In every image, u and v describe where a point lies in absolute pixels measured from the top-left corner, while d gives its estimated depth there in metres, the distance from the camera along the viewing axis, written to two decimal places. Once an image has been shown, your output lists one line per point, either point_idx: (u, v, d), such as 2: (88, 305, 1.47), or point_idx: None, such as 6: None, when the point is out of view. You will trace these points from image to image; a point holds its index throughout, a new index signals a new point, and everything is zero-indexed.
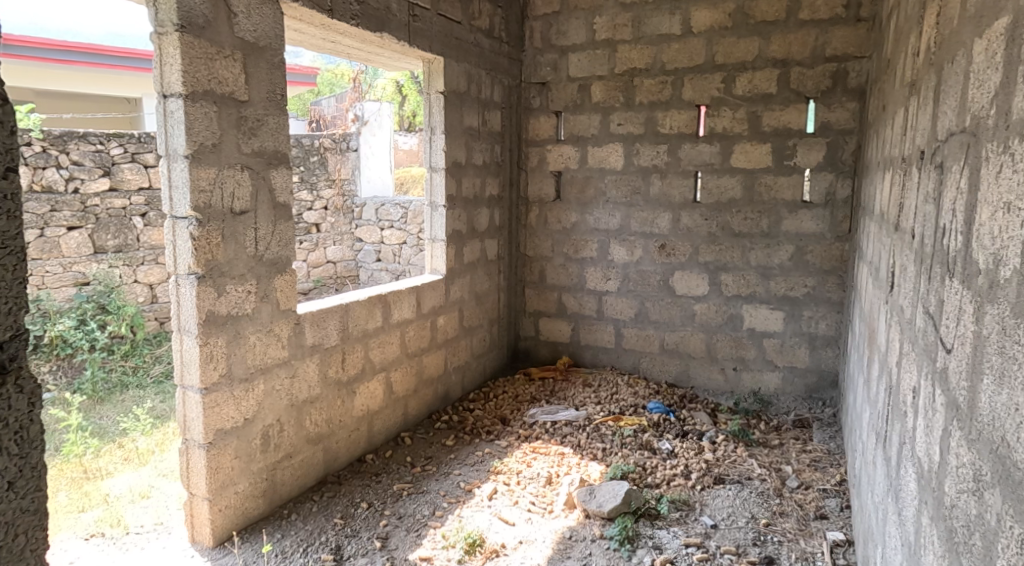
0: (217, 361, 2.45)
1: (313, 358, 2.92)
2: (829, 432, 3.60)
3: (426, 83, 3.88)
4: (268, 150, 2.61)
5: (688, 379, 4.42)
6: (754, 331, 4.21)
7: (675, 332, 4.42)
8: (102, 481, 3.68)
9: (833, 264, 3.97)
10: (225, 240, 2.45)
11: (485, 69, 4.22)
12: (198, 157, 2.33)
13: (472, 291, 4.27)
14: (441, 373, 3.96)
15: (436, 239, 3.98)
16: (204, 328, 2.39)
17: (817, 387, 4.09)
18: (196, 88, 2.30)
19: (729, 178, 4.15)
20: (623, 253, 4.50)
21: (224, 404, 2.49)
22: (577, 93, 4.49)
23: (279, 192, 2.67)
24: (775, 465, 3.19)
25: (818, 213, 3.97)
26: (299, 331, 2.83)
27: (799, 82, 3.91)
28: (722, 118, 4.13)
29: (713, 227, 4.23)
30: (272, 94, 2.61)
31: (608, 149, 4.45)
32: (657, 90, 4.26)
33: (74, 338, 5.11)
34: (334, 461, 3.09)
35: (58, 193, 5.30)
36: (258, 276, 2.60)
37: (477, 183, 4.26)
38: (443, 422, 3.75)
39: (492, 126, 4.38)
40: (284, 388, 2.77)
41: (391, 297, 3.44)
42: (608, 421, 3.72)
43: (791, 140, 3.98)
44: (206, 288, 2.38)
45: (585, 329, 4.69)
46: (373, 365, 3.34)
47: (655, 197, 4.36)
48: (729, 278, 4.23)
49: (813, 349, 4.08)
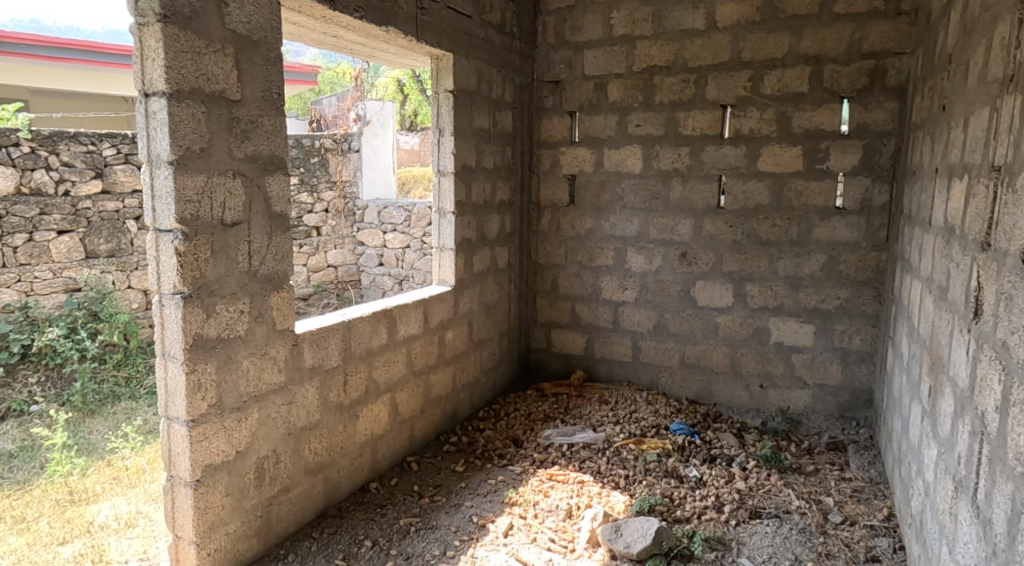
0: (206, 389, 2.20)
1: (313, 380, 2.68)
2: (868, 456, 3.35)
3: (434, 81, 3.64)
4: (263, 154, 2.36)
5: (710, 395, 4.17)
6: (782, 345, 3.96)
7: (697, 346, 4.17)
8: (87, 506, 3.44)
9: (869, 275, 3.73)
10: (215, 255, 2.20)
11: (496, 67, 3.98)
12: (183, 162, 2.07)
13: (482, 302, 4.03)
14: (449, 392, 3.71)
15: (444, 248, 3.73)
16: (191, 354, 2.14)
17: (850, 406, 3.84)
18: (182, 86, 2.04)
19: (755, 183, 3.90)
20: (641, 261, 4.24)
21: (214, 437, 2.24)
22: (593, 92, 4.24)
23: (275, 201, 2.41)
24: (814, 497, 2.95)
25: (852, 221, 3.72)
26: (297, 352, 2.58)
27: (833, 80, 3.66)
28: (749, 118, 3.88)
29: (738, 235, 3.98)
30: (268, 92, 2.35)
31: (625, 152, 4.20)
32: (679, 89, 4.01)
33: (62, 347, 4.88)
34: (335, 492, 2.85)
35: (47, 195, 5.05)
36: (252, 293, 2.35)
37: (487, 187, 4.01)
38: (452, 445, 3.50)
39: (503, 127, 4.13)
40: (281, 415, 2.52)
41: (396, 311, 3.20)
42: (629, 444, 3.47)
43: (824, 142, 3.73)
44: (194, 309, 2.14)
45: (600, 341, 4.44)
46: (378, 386, 3.09)
47: (675, 202, 4.11)
48: (755, 289, 3.98)
49: (846, 364, 3.83)
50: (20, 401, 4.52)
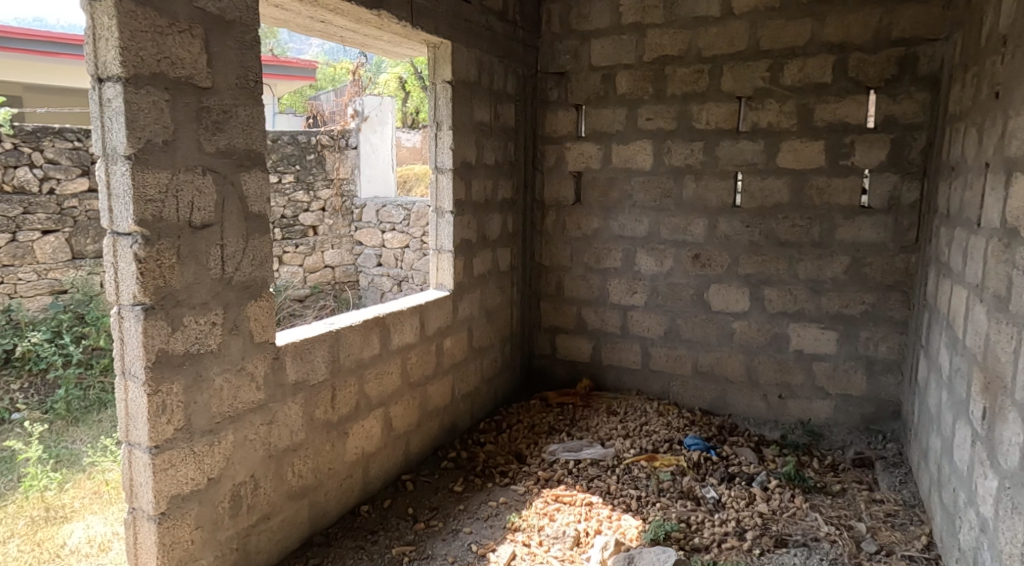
0: (172, 411, 1.97)
1: (297, 397, 2.45)
2: (898, 474, 3.12)
3: (432, 71, 3.40)
4: (238, 148, 2.11)
5: (725, 406, 3.93)
6: (803, 353, 3.71)
7: (711, 353, 3.92)
8: (59, 527, 3.19)
9: (896, 279, 3.48)
10: (183, 262, 1.96)
11: (498, 56, 3.74)
12: (144, 157, 1.83)
13: (482, 307, 3.79)
14: (448, 403, 3.47)
15: (442, 250, 3.50)
16: (154, 373, 1.91)
17: (875, 418, 3.60)
18: (141, 70, 1.80)
19: (774, 180, 3.66)
20: (651, 264, 4.00)
21: (181, 464, 2.01)
22: (601, 84, 3.99)
23: (252, 200, 2.18)
24: (844, 522, 2.72)
25: (879, 220, 3.47)
26: (278, 367, 2.35)
27: (859, 70, 3.41)
28: (768, 111, 3.63)
29: (755, 235, 3.74)
30: (244, 79, 2.11)
31: (635, 147, 3.95)
32: (692, 80, 3.77)
33: (46, 353, 4.64)
34: (323, 517, 2.62)
35: (31, 194, 4.82)
36: (225, 302, 2.11)
37: (488, 185, 3.77)
38: (451, 461, 3.27)
39: (505, 121, 3.89)
40: (259, 436, 2.29)
41: (390, 319, 2.96)
42: (640, 461, 3.23)
43: (849, 136, 3.48)
44: (158, 322, 1.90)
45: (608, 348, 4.20)
46: (369, 401, 2.86)
47: (688, 201, 3.86)
48: (773, 293, 3.73)
49: (872, 374, 3.58)
50: (1, 409, 4.27)
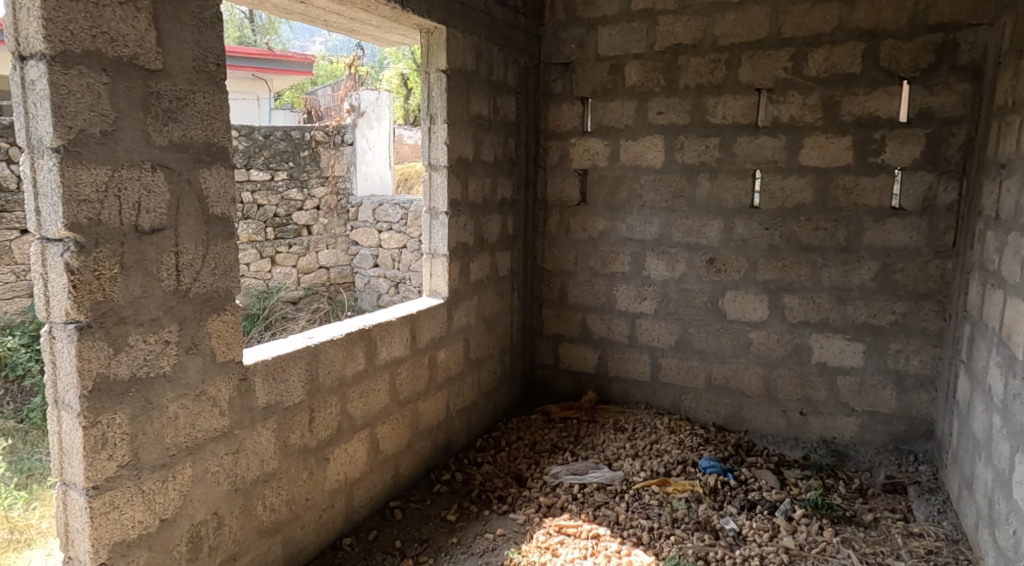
0: (115, 444, 1.69)
1: (268, 421, 2.18)
2: (935, 503, 2.85)
3: (425, 60, 3.13)
4: (196, 141, 1.84)
5: (740, 422, 3.66)
6: (826, 367, 3.43)
7: (725, 365, 3.65)
8: (18, 554, 2.86)
9: (930, 287, 3.19)
10: (128, 273, 1.69)
11: (498, 44, 3.46)
12: (77, 149, 1.56)
13: (480, 316, 3.51)
14: (441, 420, 3.20)
15: (436, 254, 3.23)
16: (93, 402, 1.63)
17: (905, 438, 3.31)
18: (70, 47, 1.53)
19: (797, 179, 3.38)
20: (661, 269, 3.72)
21: (126, 505, 1.73)
22: (608, 75, 3.71)
23: (213, 201, 1.90)
24: (880, 560, 2.46)
25: (912, 222, 3.19)
26: (245, 390, 2.08)
27: (891, 59, 3.13)
28: (790, 104, 3.35)
29: (775, 239, 3.46)
30: (202, 62, 1.83)
31: (645, 143, 3.67)
32: (707, 71, 3.49)
33: (21, 358, 4.29)
34: (299, 553, 2.35)
35: (10, 190, 4.55)
36: (180, 318, 1.84)
37: (487, 183, 3.50)
38: (444, 485, 3.00)
39: (505, 115, 3.61)
40: (223, 468, 2.02)
41: (377, 331, 2.69)
42: (651, 486, 2.96)
43: (879, 131, 3.19)
44: (97, 342, 1.63)
45: (614, 358, 3.92)
46: (353, 422, 2.58)
47: (702, 201, 3.59)
48: (794, 301, 3.45)
49: (902, 390, 3.30)
50: None
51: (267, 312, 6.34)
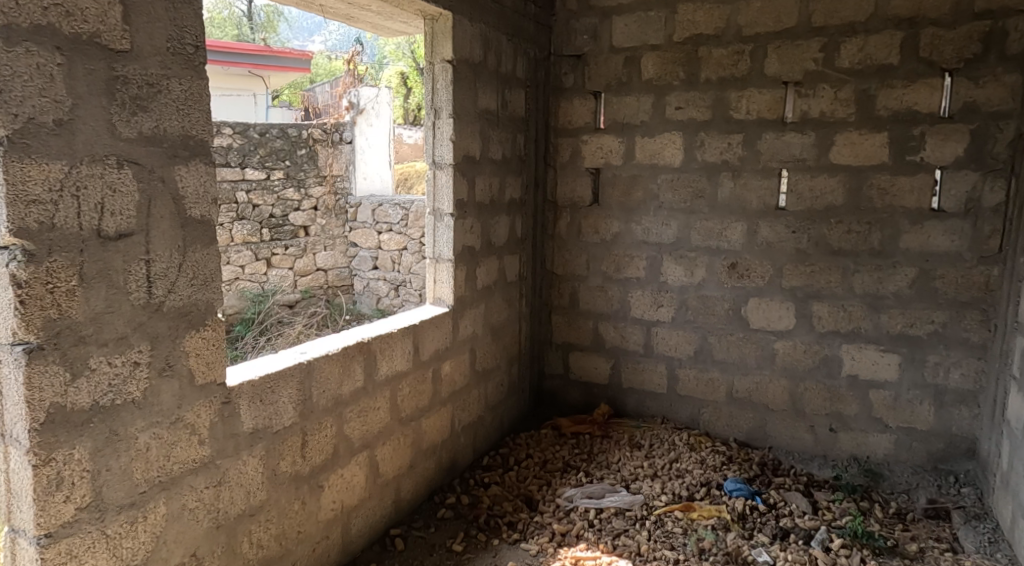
0: (73, 484, 1.46)
1: (255, 448, 1.95)
2: (983, 531, 2.65)
3: (429, 49, 2.89)
4: (170, 134, 1.60)
5: (763, 437, 3.43)
6: (857, 380, 3.20)
7: (748, 377, 3.42)
8: None
9: (973, 294, 2.97)
10: (89, 287, 1.46)
11: (507, 33, 3.23)
12: (24, 141, 1.32)
13: (487, 324, 3.28)
14: (446, 438, 2.97)
15: (440, 258, 2.99)
16: (45, 437, 1.40)
17: (944, 457, 3.09)
18: (15, 20, 1.29)
19: (827, 179, 3.15)
20: (679, 274, 3.49)
21: (87, 554, 1.50)
22: (623, 67, 3.48)
23: (191, 203, 1.67)
24: None
25: (953, 225, 2.96)
26: (229, 415, 1.85)
27: (932, 49, 2.90)
28: (820, 98, 3.12)
29: (802, 243, 3.22)
30: (178, 43, 1.59)
31: (662, 140, 3.44)
32: (730, 63, 3.26)
33: None
34: None
35: None
36: (152, 336, 1.60)
37: (494, 182, 3.26)
38: (450, 509, 2.78)
39: (514, 110, 3.38)
40: (203, 503, 1.78)
41: (376, 344, 2.46)
42: (674, 512, 2.76)
43: (918, 127, 2.97)
44: (51, 366, 1.40)
45: (629, 368, 3.69)
46: (350, 444, 2.35)
47: (723, 202, 3.36)
48: (823, 309, 3.22)
49: (941, 405, 3.07)
50: None
51: (261, 317, 6.11)
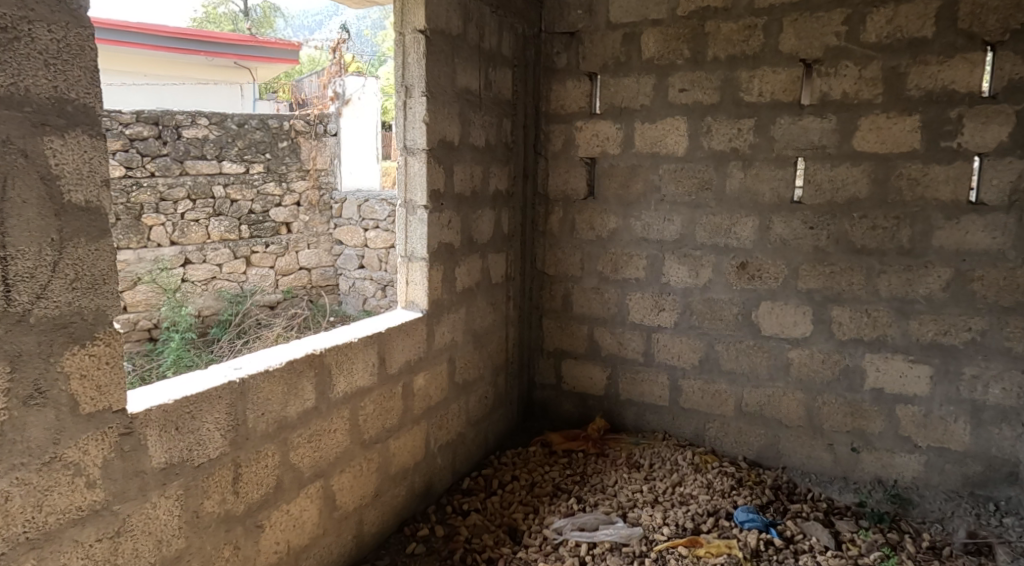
0: None
1: (168, 488, 1.59)
2: None
3: (399, 18, 2.54)
4: (38, 95, 1.25)
5: (776, 456, 3.07)
6: (882, 394, 2.85)
7: (760, 390, 3.06)
8: None
9: (1017, 299, 2.61)
10: None
11: (490, 4, 2.88)
12: None
13: (468, 330, 2.93)
14: (419, 460, 2.62)
15: (414, 257, 2.64)
16: None
17: (982, 482, 2.73)
18: None
19: (850, 168, 2.79)
20: (683, 274, 3.14)
21: None
22: (622, 45, 3.13)
23: (73, 186, 1.31)
24: None
25: (994, 220, 2.61)
26: (132, 450, 1.50)
27: (972, 20, 2.55)
28: (843, 77, 2.76)
29: (821, 240, 2.87)
30: None
31: (665, 126, 3.09)
32: (742, 39, 2.90)
33: None
34: None
35: None
36: (12, 355, 1.25)
37: (476, 171, 2.91)
38: (421, 544, 2.43)
39: (499, 91, 3.03)
40: (94, 561, 1.44)
41: (332, 358, 2.10)
42: (677, 549, 2.42)
43: (955, 109, 2.61)
44: None
45: (627, 379, 3.33)
46: (297, 475, 2.00)
47: (733, 195, 3.00)
48: (844, 315, 2.87)
49: (978, 423, 2.72)
50: None
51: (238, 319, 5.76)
